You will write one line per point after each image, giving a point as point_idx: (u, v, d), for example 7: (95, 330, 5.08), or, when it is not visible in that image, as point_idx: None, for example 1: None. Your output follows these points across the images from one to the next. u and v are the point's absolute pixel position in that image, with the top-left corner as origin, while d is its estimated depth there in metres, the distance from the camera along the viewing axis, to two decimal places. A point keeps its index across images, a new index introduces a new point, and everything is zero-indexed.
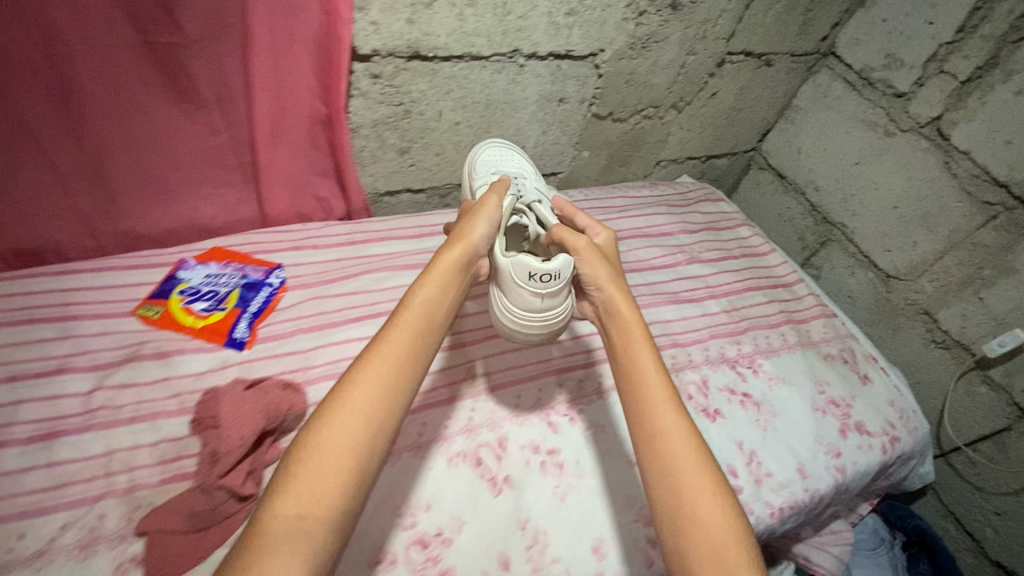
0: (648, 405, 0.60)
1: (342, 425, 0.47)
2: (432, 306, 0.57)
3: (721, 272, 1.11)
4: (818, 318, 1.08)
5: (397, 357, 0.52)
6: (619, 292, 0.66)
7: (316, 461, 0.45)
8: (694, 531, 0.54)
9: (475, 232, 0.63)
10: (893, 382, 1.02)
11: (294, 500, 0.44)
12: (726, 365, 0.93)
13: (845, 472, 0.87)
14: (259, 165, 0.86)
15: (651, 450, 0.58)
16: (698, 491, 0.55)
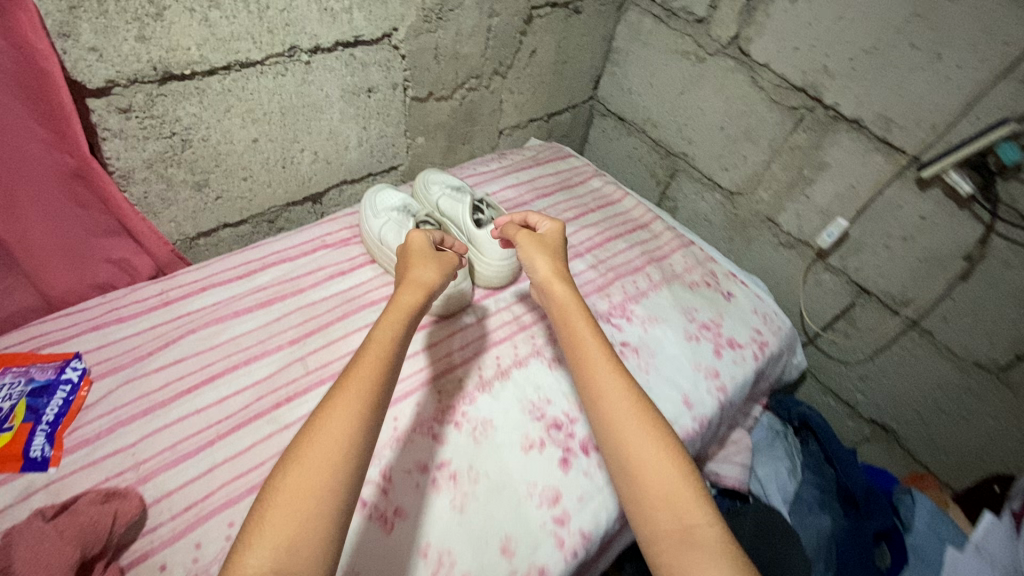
0: (590, 373, 0.63)
1: (320, 461, 0.48)
2: (396, 332, 0.60)
3: (581, 228, 1.11)
4: (678, 251, 1.12)
5: (364, 391, 0.53)
6: (554, 277, 0.71)
7: (292, 496, 0.46)
8: (651, 482, 0.54)
9: (423, 275, 0.68)
10: (752, 292, 1.09)
11: (265, 549, 0.43)
12: (601, 320, 0.94)
13: (727, 390, 0.91)
14: (15, 242, 0.69)
15: (599, 413, 0.60)
16: (643, 439, 0.57)
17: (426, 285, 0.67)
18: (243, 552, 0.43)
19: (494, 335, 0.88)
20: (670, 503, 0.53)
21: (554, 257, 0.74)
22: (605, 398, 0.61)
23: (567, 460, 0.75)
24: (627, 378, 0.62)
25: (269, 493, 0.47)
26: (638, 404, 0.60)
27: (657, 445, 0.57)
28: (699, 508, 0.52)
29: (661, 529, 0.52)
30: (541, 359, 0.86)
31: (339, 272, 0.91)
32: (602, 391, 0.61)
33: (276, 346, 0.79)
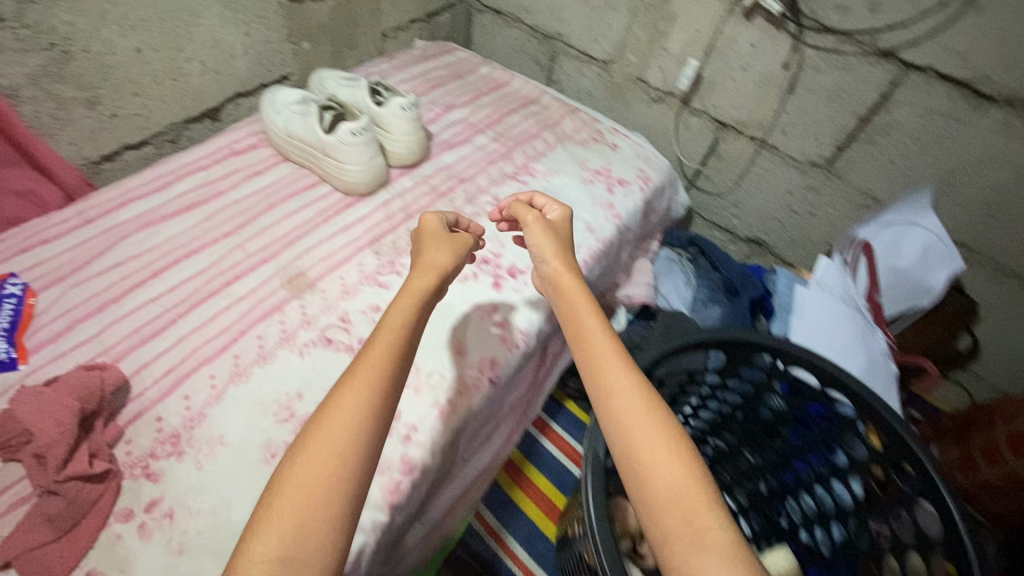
0: (597, 369, 0.59)
1: (316, 472, 0.48)
2: (403, 319, 0.59)
3: (478, 109, 1.20)
4: (567, 117, 1.24)
5: (370, 382, 0.53)
6: (563, 266, 0.67)
7: (294, 496, 0.47)
8: (661, 488, 0.52)
9: (434, 258, 0.65)
10: (634, 141, 1.25)
11: (268, 537, 0.45)
12: (508, 178, 1.06)
13: (621, 217, 1.07)
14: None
15: (608, 413, 0.57)
16: (654, 441, 0.54)
17: (438, 270, 0.64)
18: (252, 537, 0.45)
19: (416, 203, 0.98)
20: (679, 504, 0.51)
21: (559, 246, 0.69)
22: (615, 394, 0.57)
23: (498, 283, 0.88)
24: (637, 372, 0.59)
25: (278, 485, 0.48)
26: (648, 404, 0.57)
27: (665, 438, 0.54)
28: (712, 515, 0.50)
29: (668, 534, 0.50)
30: (462, 215, 0.97)
31: (256, 173, 0.96)
32: (612, 387, 0.58)
33: (212, 240, 0.85)
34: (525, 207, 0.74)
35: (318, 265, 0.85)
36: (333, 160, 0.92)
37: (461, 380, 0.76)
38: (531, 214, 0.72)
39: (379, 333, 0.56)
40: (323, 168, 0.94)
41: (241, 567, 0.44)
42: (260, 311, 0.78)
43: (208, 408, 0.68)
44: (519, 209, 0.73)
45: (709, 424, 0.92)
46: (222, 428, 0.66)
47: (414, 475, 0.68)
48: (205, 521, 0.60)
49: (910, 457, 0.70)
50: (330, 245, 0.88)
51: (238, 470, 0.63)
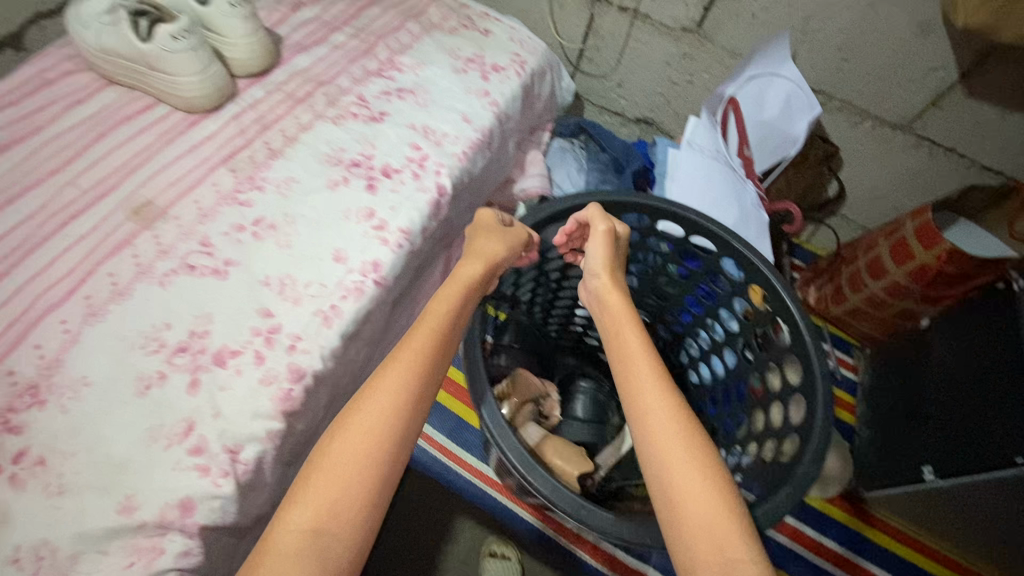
0: (641, 385, 0.63)
1: (355, 452, 0.54)
2: (449, 308, 0.67)
3: (331, 3, 1.09)
4: (432, 5, 1.15)
5: (404, 374, 0.59)
6: (611, 284, 0.73)
7: (329, 477, 0.53)
8: (690, 508, 0.54)
9: (491, 249, 0.72)
10: (507, 24, 1.18)
11: (304, 509, 0.51)
12: (373, 76, 0.99)
13: (499, 104, 1.03)
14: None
15: (648, 435, 0.59)
16: (693, 469, 0.56)
17: (489, 258, 0.71)
18: (290, 508, 0.52)
19: (273, 113, 0.90)
20: (705, 525, 0.53)
21: (611, 259, 0.73)
22: (653, 418, 0.60)
23: (372, 184, 0.84)
24: (680, 402, 0.62)
25: (316, 461, 0.55)
26: (685, 423, 0.59)
27: (702, 461, 0.56)
28: (739, 538, 0.51)
29: (693, 551, 0.52)
30: (326, 120, 0.91)
31: (76, 100, 0.84)
32: (651, 408, 0.61)
33: (36, 180, 0.75)
34: (598, 215, 0.74)
35: (168, 191, 0.78)
36: (165, 76, 0.82)
37: (343, 284, 0.74)
38: (601, 218, 0.74)
39: (421, 325, 0.64)
40: (154, 85, 0.84)
41: (278, 534, 0.50)
42: (107, 250, 0.71)
43: (65, 354, 0.63)
44: (592, 212, 0.74)
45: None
46: (85, 370, 0.63)
47: (305, 382, 0.67)
48: (86, 461, 0.58)
49: (783, 314, 0.74)
50: (179, 168, 0.80)
51: (111, 407, 0.61)
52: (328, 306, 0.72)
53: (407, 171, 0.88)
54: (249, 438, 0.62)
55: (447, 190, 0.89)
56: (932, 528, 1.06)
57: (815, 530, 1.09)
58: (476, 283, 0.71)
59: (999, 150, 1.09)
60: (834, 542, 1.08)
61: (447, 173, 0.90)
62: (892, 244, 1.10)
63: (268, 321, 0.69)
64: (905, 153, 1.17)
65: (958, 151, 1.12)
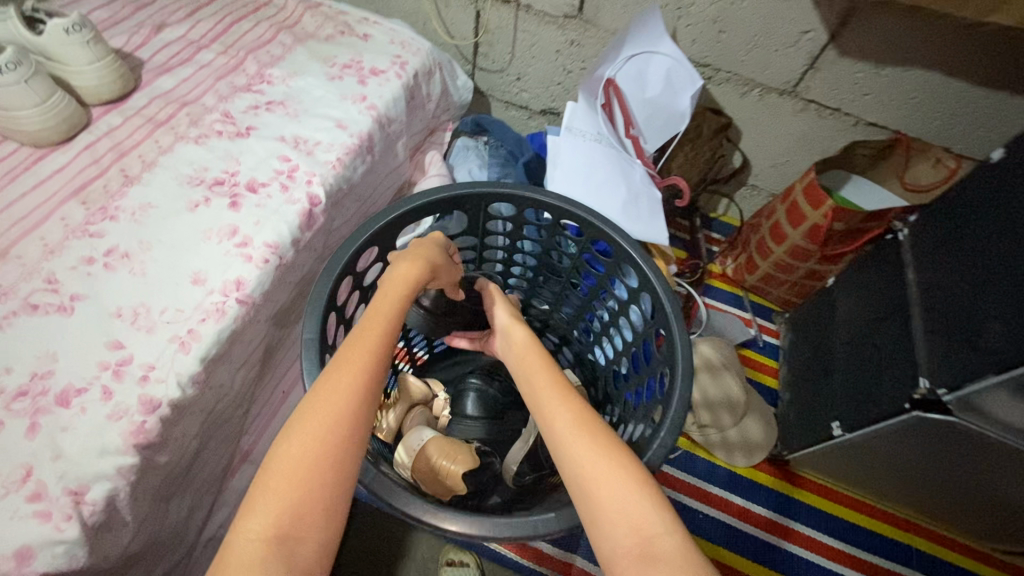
0: (547, 399, 0.62)
1: (322, 446, 0.50)
2: (392, 310, 0.62)
3: (197, 21, 1.06)
4: (307, 14, 1.14)
5: (368, 365, 0.56)
6: (509, 320, 0.75)
7: (293, 476, 0.48)
8: (608, 493, 0.52)
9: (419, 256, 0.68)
10: (389, 27, 1.17)
11: (266, 514, 0.46)
12: (241, 91, 0.96)
13: (378, 107, 1.02)
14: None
15: (556, 438, 0.58)
16: (599, 457, 0.54)
17: (430, 260, 0.69)
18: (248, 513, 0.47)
19: (129, 139, 0.87)
20: (620, 510, 0.50)
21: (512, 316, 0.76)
22: (558, 422, 0.59)
23: (236, 201, 0.82)
24: (580, 402, 0.61)
25: (272, 463, 0.49)
26: (586, 420, 0.58)
27: (613, 451, 0.55)
28: (652, 514, 0.50)
29: (619, 546, 0.49)
30: (188, 141, 0.88)
31: None
32: (553, 416, 0.60)
33: None
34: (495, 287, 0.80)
35: (10, 231, 0.74)
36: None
37: (202, 306, 0.72)
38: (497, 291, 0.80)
39: (371, 322, 0.60)
40: None
41: (236, 539, 0.45)
42: None
43: None
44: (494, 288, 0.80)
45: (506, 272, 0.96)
46: None
47: (158, 413, 0.65)
48: None
49: (649, 286, 0.73)
50: (24, 205, 0.77)
51: None
52: (185, 330, 0.70)
53: (275, 184, 0.86)
54: (96, 477, 0.60)
55: (321, 200, 0.88)
56: (854, 481, 1.07)
57: (742, 498, 1.09)
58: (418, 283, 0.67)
59: (879, 107, 1.11)
60: (762, 507, 1.09)
61: (320, 183, 0.88)
62: (787, 207, 1.12)
63: (117, 353, 0.67)
64: (796, 118, 1.19)
65: (844, 111, 1.14)
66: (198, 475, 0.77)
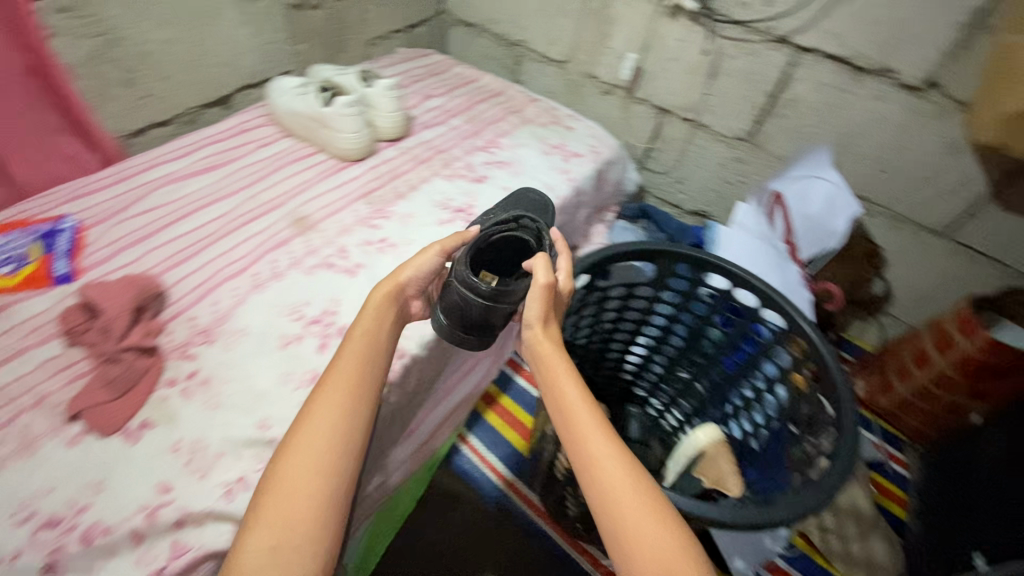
0: (583, 436, 0.62)
1: (307, 468, 0.55)
2: (365, 333, 0.66)
3: (452, 98, 1.41)
4: (530, 105, 1.45)
5: (345, 397, 0.60)
6: (543, 334, 0.69)
7: (283, 495, 0.54)
8: (646, 550, 0.54)
9: (403, 270, 0.71)
10: (588, 124, 1.45)
11: (267, 528, 0.52)
12: (479, 150, 1.25)
13: (577, 179, 1.26)
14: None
15: (595, 482, 0.59)
16: (636, 507, 0.56)
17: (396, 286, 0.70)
18: (250, 530, 0.53)
19: (399, 168, 1.15)
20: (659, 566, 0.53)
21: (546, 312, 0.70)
22: (601, 462, 0.60)
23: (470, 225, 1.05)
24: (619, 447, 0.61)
25: (269, 487, 0.55)
26: (629, 465, 0.60)
27: (652, 505, 0.57)
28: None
29: None
30: (440, 176, 1.15)
31: (263, 145, 1.13)
32: (597, 455, 0.60)
33: (227, 194, 1.01)
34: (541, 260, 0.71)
35: (320, 212, 1.01)
36: (329, 133, 1.10)
37: None
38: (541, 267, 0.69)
39: (348, 348, 0.65)
40: (321, 140, 1.12)
41: (241, 551, 0.52)
42: (271, 245, 0.93)
43: (234, 312, 0.82)
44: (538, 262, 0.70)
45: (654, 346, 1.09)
46: (244, 324, 0.81)
47: (403, 359, 0.87)
48: (233, 388, 0.74)
49: (818, 359, 0.83)
50: (329, 197, 1.04)
51: (261, 352, 0.78)
52: None
53: None
54: None
55: None
56: None
57: None
58: (387, 305, 0.70)
59: None
60: None
61: None
62: (935, 337, 1.17)
63: None
64: (946, 258, 1.27)
65: (1000, 260, 1.21)
66: (391, 428, 0.92)
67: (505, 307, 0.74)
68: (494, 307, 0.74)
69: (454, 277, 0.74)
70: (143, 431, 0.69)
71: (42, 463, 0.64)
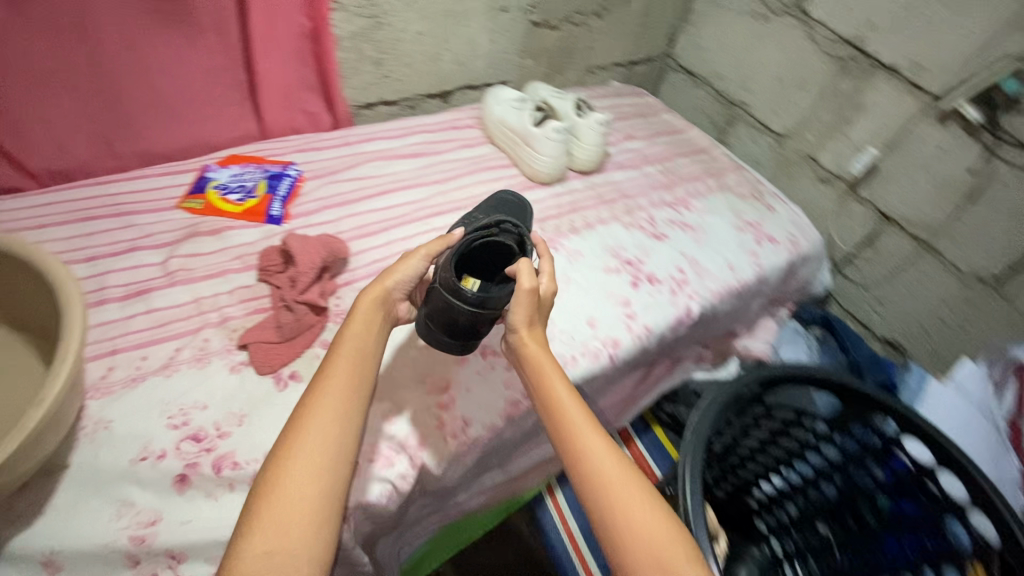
0: (577, 434, 0.58)
1: (306, 477, 0.50)
2: (362, 329, 0.60)
3: (653, 145, 1.36)
4: (733, 173, 1.34)
5: (342, 400, 0.55)
6: (529, 333, 0.64)
7: (279, 506, 0.49)
8: (644, 551, 0.51)
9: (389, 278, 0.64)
10: (792, 209, 1.30)
11: (263, 540, 0.47)
12: (666, 205, 1.18)
13: (764, 266, 1.13)
14: (198, 73, 0.91)
15: (590, 485, 0.55)
16: (634, 507, 0.53)
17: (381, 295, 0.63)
18: (244, 541, 0.47)
19: (581, 202, 1.12)
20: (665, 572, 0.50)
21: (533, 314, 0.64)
22: (599, 461, 0.56)
23: (636, 282, 0.99)
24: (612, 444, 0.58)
25: (261, 495, 0.50)
26: (623, 462, 0.57)
27: (649, 508, 0.54)
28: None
29: None
30: (619, 221, 1.10)
31: (466, 145, 1.18)
32: (592, 451, 0.57)
33: (423, 182, 1.06)
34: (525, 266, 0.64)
35: None
36: (529, 151, 1.11)
37: (584, 346, 0.86)
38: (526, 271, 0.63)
39: (343, 345, 0.59)
40: (519, 155, 1.14)
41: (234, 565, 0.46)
42: None
43: None
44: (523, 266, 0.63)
45: (793, 486, 0.90)
46: None
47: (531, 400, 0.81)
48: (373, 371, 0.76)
49: None
50: None
51: (407, 344, 0.80)
52: (570, 357, 0.84)
53: (668, 285, 1.01)
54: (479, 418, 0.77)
55: (692, 316, 0.99)
56: None
57: None
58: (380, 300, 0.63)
59: None
60: None
61: (699, 303, 1.01)
62: None
63: None
64: None
65: None
66: (494, 457, 0.90)
67: (491, 314, 0.65)
68: (480, 314, 0.65)
69: (436, 275, 0.66)
70: (290, 382, 0.73)
71: (205, 380, 0.71)
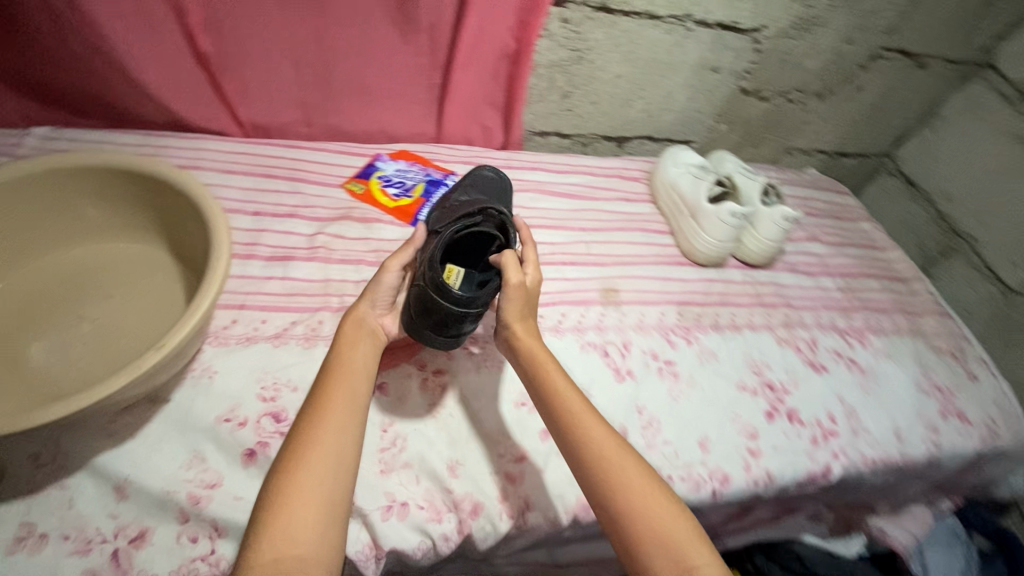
0: (577, 426, 0.59)
1: (320, 474, 0.50)
2: (361, 346, 0.61)
3: (841, 255, 1.16)
4: (933, 317, 1.11)
5: (345, 404, 0.55)
6: (524, 331, 0.67)
7: (296, 501, 0.48)
8: (651, 530, 0.53)
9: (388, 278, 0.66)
10: (1002, 386, 1.03)
11: (282, 534, 0.46)
12: (836, 332, 0.99)
13: (941, 447, 0.90)
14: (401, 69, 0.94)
15: (597, 474, 0.57)
16: (638, 488, 0.55)
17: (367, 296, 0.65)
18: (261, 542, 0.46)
19: (734, 297, 0.99)
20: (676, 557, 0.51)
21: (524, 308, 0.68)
22: (608, 457, 0.57)
23: (771, 413, 0.83)
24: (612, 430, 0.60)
25: (272, 494, 0.49)
26: (623, 445, 0.59)
27: (652, 491, 0.56)
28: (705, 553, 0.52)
29: None
30: (772, 333, 0.95)
31: (627, 199, 1.10)
32: (598, 450, 0.58)
33: (571, 226, 1.01)
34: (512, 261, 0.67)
35: (633, 293, 0.93)
36: (694, 227, 1.00)
37: (687, 469, 0.74)
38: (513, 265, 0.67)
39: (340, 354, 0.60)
40: (681, 227, 1.03)
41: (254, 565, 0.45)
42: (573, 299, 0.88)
43: None
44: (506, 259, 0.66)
45: None
46: None
47: None
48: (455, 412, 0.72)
49: None
50: (650, 284, 0.95)
51: (497, 395, 0.74)
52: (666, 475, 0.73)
53: (810, 430, 0.84)
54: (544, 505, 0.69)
55: (830, 478, 0.82)
56: None
57: None
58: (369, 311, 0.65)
59: None
60: None
61: (844, 464, 0.82)
62: None
63: None
64: None
65: None
66: (548, 542, 0.81)
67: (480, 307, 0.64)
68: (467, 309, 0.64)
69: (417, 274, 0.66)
70: None
71: (303, 362, 0.72)
